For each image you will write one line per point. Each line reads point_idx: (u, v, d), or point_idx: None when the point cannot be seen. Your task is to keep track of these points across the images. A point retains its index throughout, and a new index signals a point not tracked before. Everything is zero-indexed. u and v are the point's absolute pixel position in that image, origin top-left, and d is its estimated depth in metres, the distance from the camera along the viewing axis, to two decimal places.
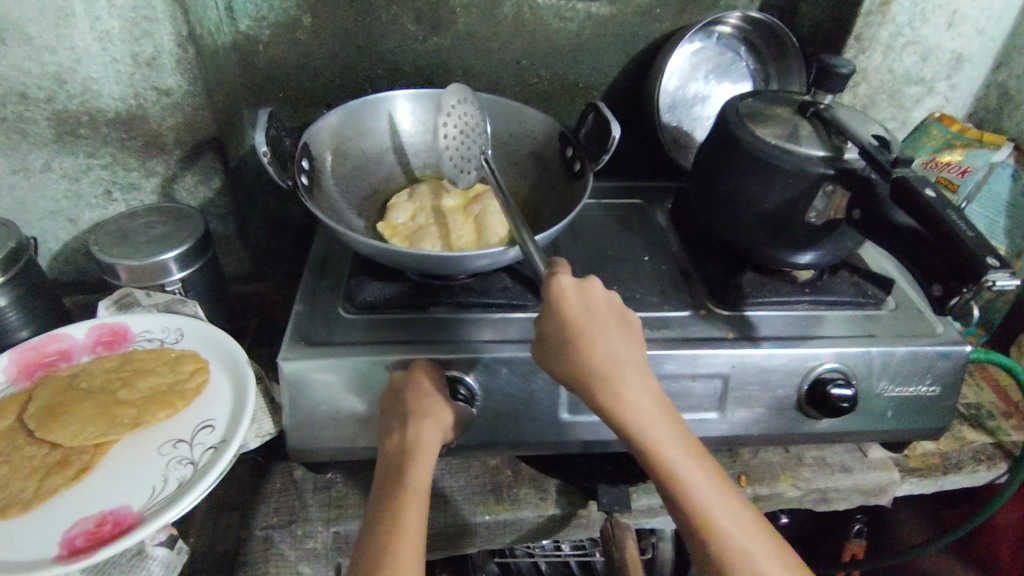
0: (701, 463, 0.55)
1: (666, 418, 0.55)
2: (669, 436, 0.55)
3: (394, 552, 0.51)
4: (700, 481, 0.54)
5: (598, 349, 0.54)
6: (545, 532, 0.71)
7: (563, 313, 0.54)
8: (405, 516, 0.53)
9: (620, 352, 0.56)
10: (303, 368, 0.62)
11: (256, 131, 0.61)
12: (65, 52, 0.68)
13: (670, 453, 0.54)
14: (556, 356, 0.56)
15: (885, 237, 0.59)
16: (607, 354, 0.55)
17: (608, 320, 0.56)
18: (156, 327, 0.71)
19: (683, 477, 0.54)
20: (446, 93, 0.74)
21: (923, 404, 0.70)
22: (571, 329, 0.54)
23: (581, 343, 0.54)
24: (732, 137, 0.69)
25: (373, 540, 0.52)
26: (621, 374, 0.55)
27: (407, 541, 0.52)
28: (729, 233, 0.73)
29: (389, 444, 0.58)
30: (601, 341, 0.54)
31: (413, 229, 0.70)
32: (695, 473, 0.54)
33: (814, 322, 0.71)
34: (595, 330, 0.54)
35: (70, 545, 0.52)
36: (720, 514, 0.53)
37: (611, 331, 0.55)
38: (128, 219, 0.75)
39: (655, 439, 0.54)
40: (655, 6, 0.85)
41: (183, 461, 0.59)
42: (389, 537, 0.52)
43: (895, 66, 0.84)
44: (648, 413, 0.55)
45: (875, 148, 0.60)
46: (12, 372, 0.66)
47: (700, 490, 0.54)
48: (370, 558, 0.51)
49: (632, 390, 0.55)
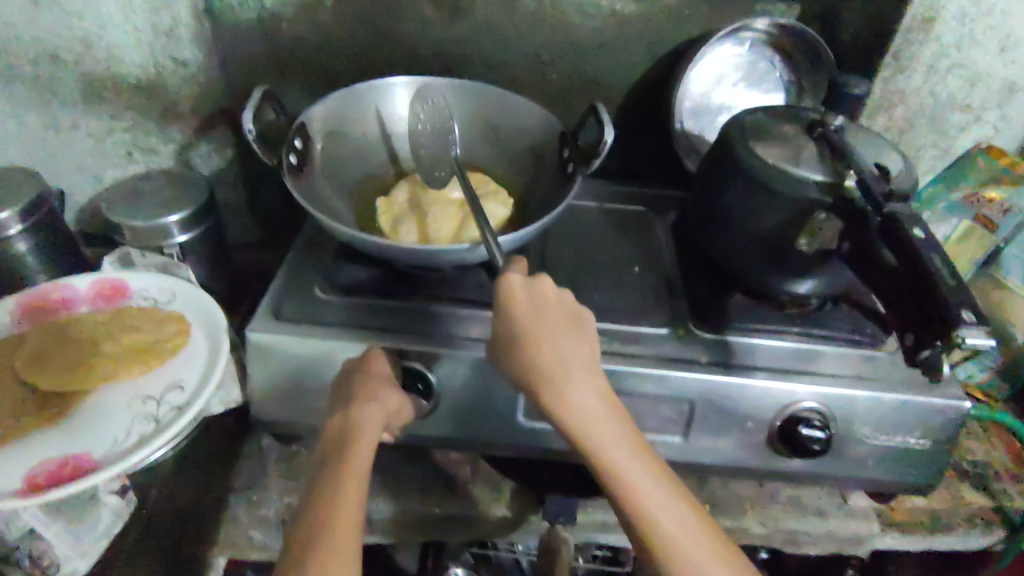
0: (655, 470, 0.53)
1: (618, 422, 0.53)
2: (619, 443, 0.53)
3: (332, 525, 0.52)
4: (651, 488, 0.52)
5: (547, 349, 0.53)
6: (496, 533, 0.70)
7: (510, 310, 0.53)
8: (342, 494, 0.53)
9: (571, 352, 0.54)
10: (268, 341, 0.63)
11: (244, 110, 0.64)
12: (91, 18, 0.72)
13: (621, 461, 0.52)
14: (507, 354, 0.55)
15: (869, 275, 0.55)
16: (554, 352, 0.53)
17: (559, 319, 0.54)
18: (152, 286, 0.74)
19: (633, 485, 0.52)
20: (431, 84, 0.78)
21: (910, 456, 0.65)
22: (518, 327, 0.53)
23: (530, 341, 0.53)
24: (731, 153, 0.65)
25: (311, 514, 0.53)
26: (569, 373, 0.53)
27: (344, 516, 0.52)
28: (721, 252, 0.70)
29: (332, 425, 0.59)
30: (550, 340, 0.53)
31: (399, 212, 0.71)
32: (646, 482, 0.52)
33: (802, 355, 0.67)
34: (543, 329, 0.53)
35: (32, 481, 0.56)
36: (667, 517, 0.51)
37: (561, 329, 0.54)
38: (141, 180, 0.79)
39: (605, 445, 0.52)
40: (683, 8, 0.81)
41: (148, 416, 0.62)
42: (324, 516, 0.52)
43: (937, 89, 0.78)
44: (599, 419, 0.53)
45: (874, 177, 0.56)
46: (16, 314, 0.70)
47: (651, 498, 0.52)
48: (304, 536, 0.51)
49: (582, 393, 0.53)
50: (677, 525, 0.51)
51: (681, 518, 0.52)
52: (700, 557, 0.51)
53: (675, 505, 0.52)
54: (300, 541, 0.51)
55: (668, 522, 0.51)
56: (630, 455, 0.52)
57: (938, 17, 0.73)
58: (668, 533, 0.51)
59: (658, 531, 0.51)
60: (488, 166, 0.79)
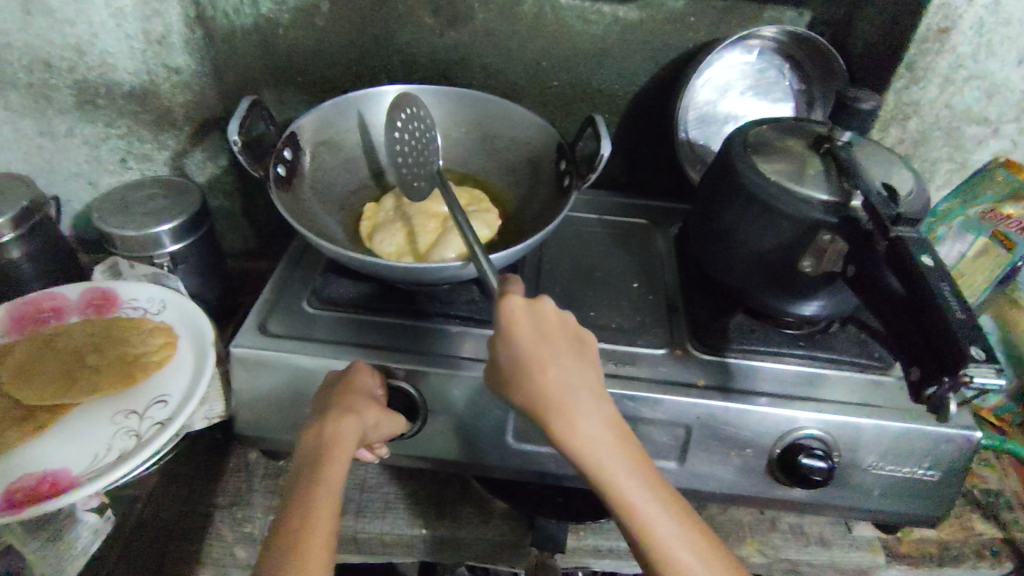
0: (667, 500, 0.49)
1: (627, 451, 0.49)
2: (629, 474, 0.49)
3: (301, 547, 0.48)
4: (665, 523, 0.48)
5: (553, 377, 0.49)
6: (488, 557, 0.69)
7: (511, 337, 0.48)
8: (315, 511, 0.50)
9: (578, 379, 0.50)
10: (253, 356, 0.62)
11: (232, 119, 0.62)
12: (82, 26, 0.71)
13: (632, 493, 0.48)
14: (507, 381, 0.50)
15: (874, 301, 0.52)
16: (557, 379, 0.49)
17: (561, 344, 0.50)
18: (142, 296, 0.73)
19: (646, 520, 0.48)
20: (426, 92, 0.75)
21: (918, 488, 0.62)
22: (521, 354, 0.48)
23: (534, 369, 0.48)
24: (733, 168, 0.63)
25: (281, 533, 0.49)
26: (574, 401, 0.49)
27: (315, 538, 0.49)
28: (723, 271, 0.67)
29: (307, 437, 0.55)
30: (553, 365, 0.49)
31: (382, 221, 0.70)
32: (659, 515, 0.48)
33: (806, 379, 0.65)
34: (546, 354, 0.49)
35: (9, 498, 0.55)
36: (681, 549, 0.48)
37: (565, 354, 0.50)
38: (133, 188, 0.78)
39: (615, 478, 0.48)
40: (689, 14, 0.79)
41: (130, 432, 0.61)
42: (299, 534, 0.49)
43: (953, 102, 0.75)
44: (608, 449, 0.49)
45: (883, 199, 0.53)
46: (6, 323, 0.70)
47: (665, 532, 0.48)
48: (275, 556, 0.48)
49: (589, 422, 0.49)
50: (693, 562, 0.48)
51: (695, 553, 0.48)
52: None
53: (689, 538, 0.48)
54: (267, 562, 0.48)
55: (682, 557, 0.48)
56: (642, 487, 0.49)
57: (955, 28, 0.69)
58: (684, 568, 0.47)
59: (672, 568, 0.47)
60: (486, 178, 0.78)
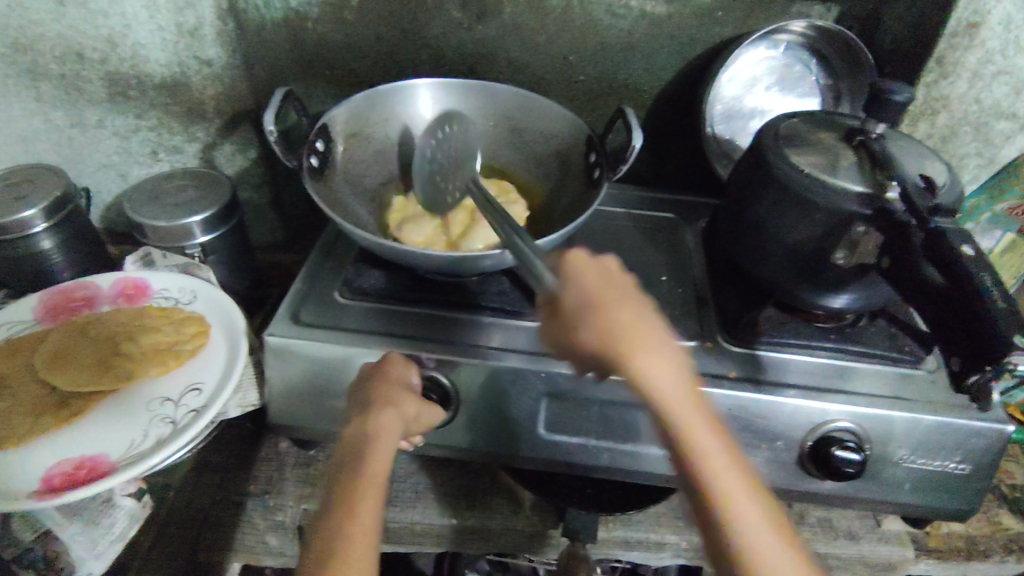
0: (745, 475, 0.45)
1: (709, 417, 0.44)
2: (712, 442, 0.44)
3: (346, 544, 0.49)
4: (747, 497, 0.44)
5: (632, 329, 0.43)
6: (516, 548, 0.69)
7: (591, 287, 0.43)
8: (359, 507, 0.51)
9: (658, 333, 0.44)
10: (287, 346, 0.63)
11: (267, 110, 0.63)
12: (116, 17, 0.72)
13: (717, 463, 0.43)
14: (576, 335, 0.43)
15: (906, 290, 0.53)
16: (647, 335, 0.43)
17: (638, 298, 0.45)
18: (173, 286, 0.74)
19: (728, 491, 0.44)
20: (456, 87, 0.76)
21: (950, 481, 0.62)
22: (596, 303, 0.43)
23: (612, 319, 0.43)
24: (766, 160, 0.63)
25: (326, 528, 0.50)
26: (664, 359, 0.43)
27: (360, 534, 0.50)
28: (754, 263, 0.67)
29: (348, 432, 0.56)
30: (640, 321, 0.43)
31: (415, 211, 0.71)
32: (739, 491, 0.44)
33: (836, 372, 0.65)
34: (631, 309, 0.43)
35: (48, 483, 0.56)
36: (760, 527, 0.44)
37: (640, 305, 0.44)
38: (164, 180, 0.79)
39: (699, 447, 0.43)
40: (717, 8, 0.79)
41: (165, 419, 0.62)
42: (342, 531, 0.50)
43: (981, 97, 0.74)
44: (691, 414, 0.43)
45: (919, 190, 0.53)
46: (40, 311, 0.71)
47: (744, 510, 0.44)
48: (322, 551, 0.49)
49: (673, 380, 0.43)
50: (772, 541, 0.43)
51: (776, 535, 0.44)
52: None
53: (767, 516, 0.44)
54: (313, 556, 0.49)
55: (762, 537, 0.43)
56: (723, 457, 0.44)
57: (984, 22, 0.68)
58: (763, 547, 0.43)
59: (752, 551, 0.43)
60: (514, 171, 0.78)
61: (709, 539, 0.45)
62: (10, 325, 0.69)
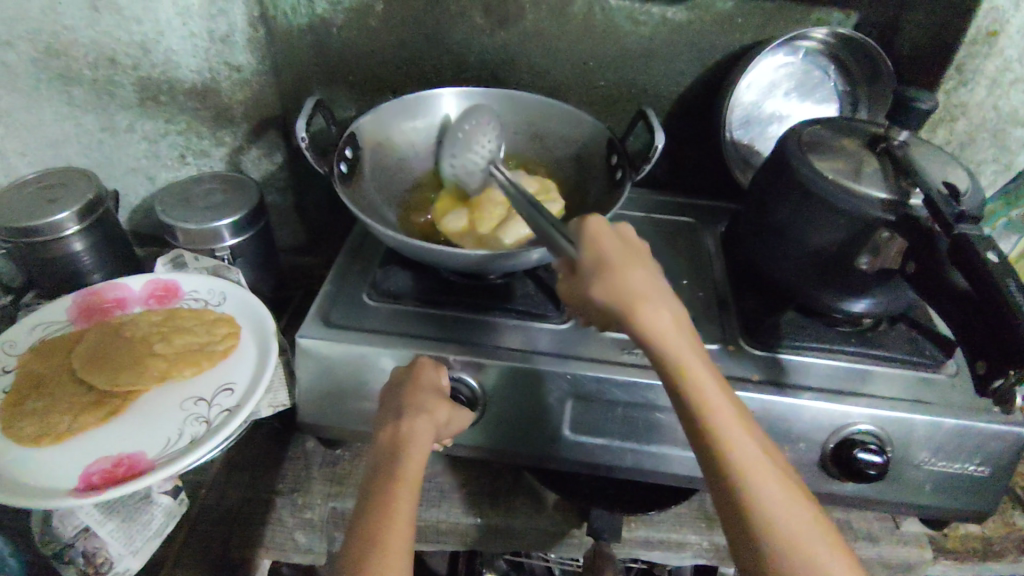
0: (744, 422, 0.45)
1: (709, 370, 0.46)
2: (713, 392, 0.45)
3: (381, 543, 0.50)
4: (740, 429, 0.45)
5: (637, 281, 0.45)
6: (538, 547, 0.70)
7: (595, 236, 0.46)
8: (394, 506, 0.52)
9: (661, 290, 0.46)
10: (318, 347, 0.64)
11: (299, 117, 0.64)
12: (149, 23, 0.73)
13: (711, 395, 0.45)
14: (584, 288, 0.45)
15: (936, 294, 0.54)
16: (646, 276, 0.45)
17: (638, 250, 0.47)
18: (203, 288, 0.75)
19: (723, 424, 0.44)
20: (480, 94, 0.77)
21: (969, 484, 0.63)
22: (604, 257, 0.45)
23: (618, 271, 0.45)
24: (788, 166, 0.64)
25: (362, 528, 0.51)
26: (660, 299, 0.45)
27: (394, 534, 0.51)
28: (776, 268, 0.68)
29: (382, 435, 0.57)
30: (640, 266, 0.46)
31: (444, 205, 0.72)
32: (744, 440, 0.44)
33: (857, 375, 0.66)
34: (631, 253, 0.46)
35: (88, 480, 0.57)
36: (753, 459, 0.44)
37: (644, 262, 0.46)
38: (193, 183, 0.81)
39: (701, 392, 0.45)
40: (736, 15, 0.80)
41: (199, 418, 0.63)
42: (378, 532, 0.51)
43: (1001, 104, 0.75)
44: (693, 361, 0.45)
45: (944, 197, 0.54)
46: (73, 312, 0.73)
47: (750, 459, 0.44)
48: (358, 549, 0.50)
49: (672, 329, 0.45)
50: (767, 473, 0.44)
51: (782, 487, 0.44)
52: (801, 533, 0.43)
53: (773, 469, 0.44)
54: (349, 555, 0.50)
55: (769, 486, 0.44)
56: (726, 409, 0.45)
57: (1003, 31, 0.70)
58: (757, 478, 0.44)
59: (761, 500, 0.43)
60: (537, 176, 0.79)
61: (717, 492, 0.45)
62: (45, 325, 0.71)
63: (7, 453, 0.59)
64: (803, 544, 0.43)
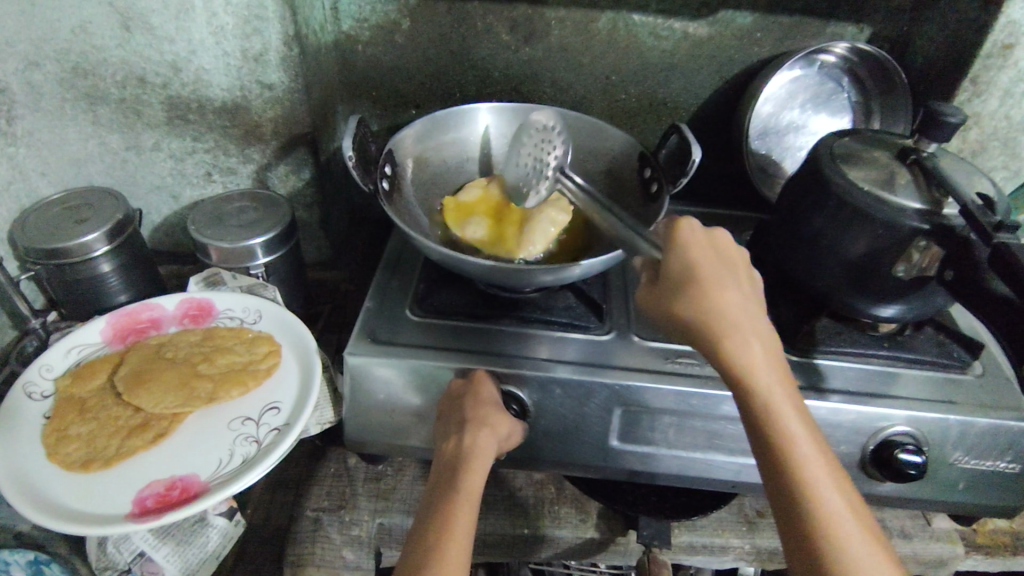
0: (825, 453, 0.47)
1: (784, 381, 0.48)
2: (787, 403, 0.48)
3: (441, 549, 0.51)
4: (816, 455, 0.46)
5: (723, 296, 0.50)
6: (582, 554, 0.72)
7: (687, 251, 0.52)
8: (454, 517, 0.53)
9: (745, 309, 0.50)
10: (364, 364, 0.64)
11: (345, 136, 0.65)
12: (182, 43, 0.72)
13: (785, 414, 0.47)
14: (670, 299, 0.51)
15: (977, 303, 0.56)
16: (730, 297, 0.50)
17: (735, 272, 0.52)
18: (238, 306, 0.75)
19: (794, 443, 0.46)
20: (512, 111, 0.79)
21: (1001, 481, 0.65)
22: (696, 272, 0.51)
23: (705, 284, 0.50)
24: (823, 176, 0.66)
25: (423, 537, 0.52)
26: (743, 318, 0.49)
27: (455, 546, 0.51)
28: (808, 275, 0.70)
29: (447, 447, 0.59)
30: (726, 284, 0.50)
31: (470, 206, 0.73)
32: (810, 451, 0.46)
33: (889, 379, 0.68)
34: (722, 272, 0.51)
35: (142, 504, 0.57)
36: (824, 485, 0.45)
37: (734, 280, 0.51)
38: (223, 201, 0.81)
39: (772, 402, 0.47)
40: (755, 31, 0.82)
41: (248, 438, 0.63)
42: (438, 540, 0.52)
43: (1013, 113, 0.78)
44: (768, 373, 0.48)
45: (979, 207, 0.56)
46: (108, 334, 0.72)
47: (813, 468, 0.46)
48: (422, 554, 0.51)
49: (749, 346, 0.49)
50: (837, 500, 0.45)
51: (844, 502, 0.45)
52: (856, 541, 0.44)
53: (833, 476, 0.46)
54: (410, 560, 0.51)
55: (829, 497, 0.45)
56: (795, 420, 0.47)
57: (1018, 44, 0.71)
58: (827, 504, 0.45)
59: (818, 509, 0.44)
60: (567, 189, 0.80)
61: (777, 497, 0.47)
62: (80, 348, 0.71)
63: (55, 477, 0.58)
64: (859, 555, 0.43)
